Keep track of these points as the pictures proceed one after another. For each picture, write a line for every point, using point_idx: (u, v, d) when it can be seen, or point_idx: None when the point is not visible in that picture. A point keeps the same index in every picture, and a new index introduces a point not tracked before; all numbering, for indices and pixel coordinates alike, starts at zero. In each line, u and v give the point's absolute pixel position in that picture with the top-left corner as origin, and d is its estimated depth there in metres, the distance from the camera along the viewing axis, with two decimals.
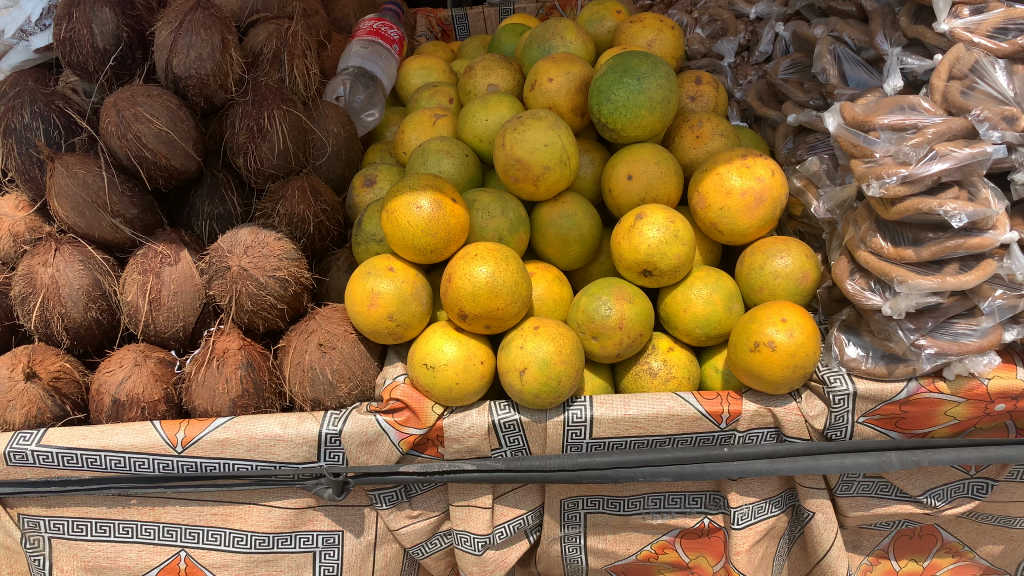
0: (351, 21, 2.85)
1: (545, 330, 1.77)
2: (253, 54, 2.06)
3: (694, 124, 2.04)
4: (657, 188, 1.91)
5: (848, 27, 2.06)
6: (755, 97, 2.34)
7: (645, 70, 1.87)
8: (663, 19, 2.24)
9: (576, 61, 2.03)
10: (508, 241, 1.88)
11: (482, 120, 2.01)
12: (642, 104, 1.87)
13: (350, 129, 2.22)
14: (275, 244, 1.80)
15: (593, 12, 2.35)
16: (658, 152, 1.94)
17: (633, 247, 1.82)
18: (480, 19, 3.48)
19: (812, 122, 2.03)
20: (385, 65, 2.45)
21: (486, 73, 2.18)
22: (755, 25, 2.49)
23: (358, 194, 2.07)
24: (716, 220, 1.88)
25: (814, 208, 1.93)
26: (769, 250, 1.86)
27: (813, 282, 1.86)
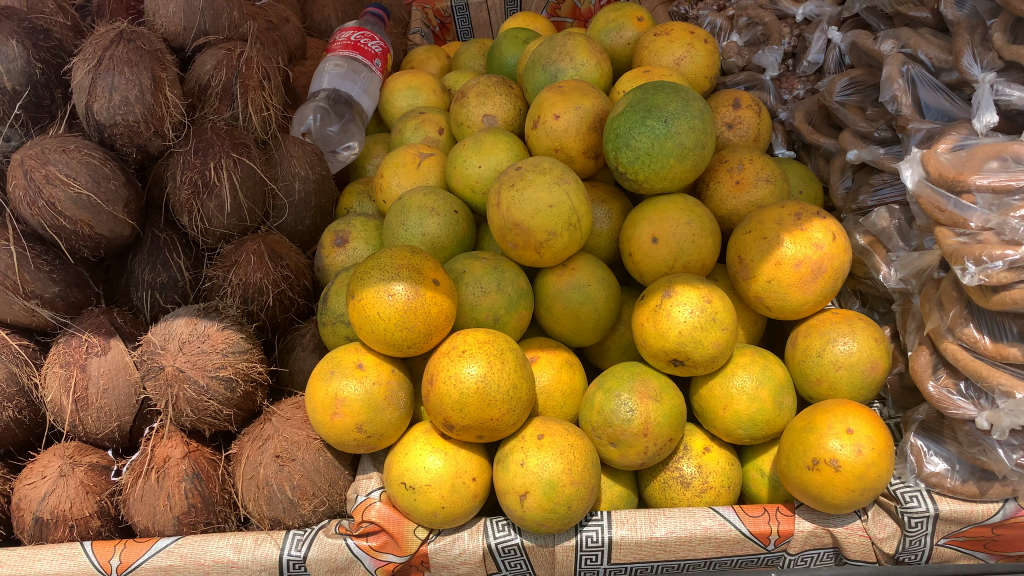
0: (331, 24, 2.50)
1: (551, 439, 1.42)
2: (198, 89, 1.71)
3: (733, 166, 1.67)
4: (689, 254, 1.55)
5: (924, 41, 1.67)
6: (804, 119, 1.96)
7: (673, 108, 1.50)
8: (694, 31, 1.86)
9: (588, 92, 1.67)
10: (506, 322, 1.53)
11: (474, 167, 1.65)
12: (669, 151, 1.50)
13: (323, 169, 1.87)
14: (218, 335, 1.48)
15: (609, 19, 1.97)
16: (690, 206, 1.58)
17: (659, 332, 1.47)
18: (483, 10, 3.10)
19: (879, 162, 1.67)
20: (365, 84, 2.10)
21: (480, 101, 1.82)
22: (802, 29, 2.10)
23: (328, 255, 1.72)
24: (763, 294, 1.53)
25: (884, 275, 1.57)
26: (828, 331, 1.51)
27: (883, 371, 1.51)
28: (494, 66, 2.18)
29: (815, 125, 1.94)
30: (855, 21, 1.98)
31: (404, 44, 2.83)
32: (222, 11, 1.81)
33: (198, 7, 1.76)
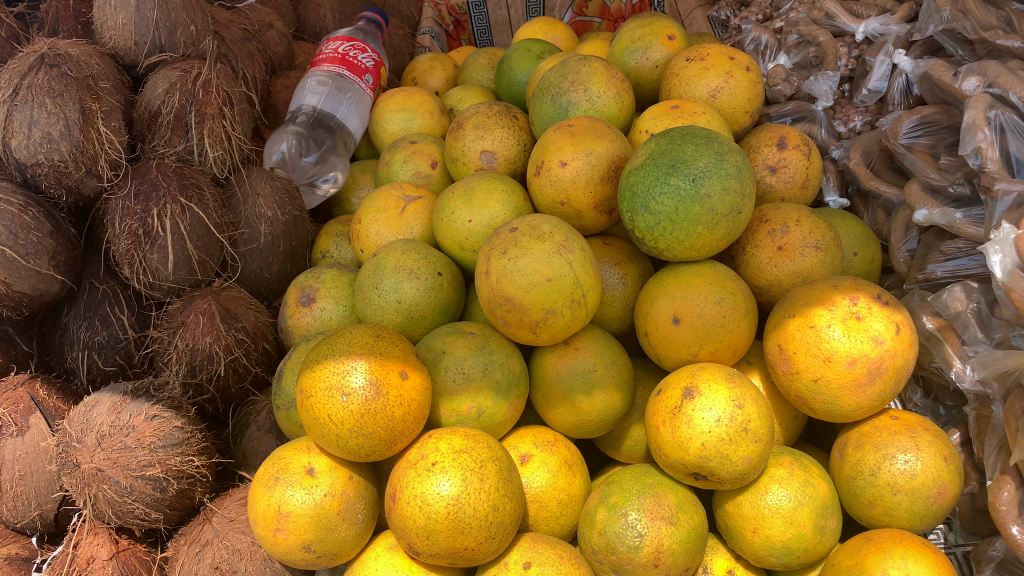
0: (328, 26, 2.27)
1: (539, 570, 1.13)
2: (149, 114, 1.50)
3: (775, 227, 1.39)
4: (718, 339, 1.28)
5: (1017, 79, 1.38)
6: (861, 161, 1.67)
7: (704, 165, 1.23)
8: (734, 56, 1.57)
9: (603, 133, 1.39)
10: (492, 415, 1.26)
11: (463, 220, 1.38)
12: (697, 217, 1.22)
13: (299, 205, 1.63)
14: (146, 426, 1.23)
15: (634, 36, 1.67)
16: (720, 280, 1.31)
17: (677, 442, 1.20)
18: (502, 7, 2.83)
19: (956, 227, 1.39)
20: (357, 99, 1.84)
21: (478, 134, 1.55)
22: (862, 50, 1.81)
23: (292, 314, 1.46)
24: (808, 395, 1.25)
25: (957, 373, 1.29)
26: (885, 443, 1.23)
27: (951, 496, 1.22)
28: (503, 82, 1.90)
29: (875, 168, 1.66)
30: (927, 44, 1.67)
31: (411, 47, 2.57)
32: (179, 24, 1.57)
33: (151, 20, 1.53)
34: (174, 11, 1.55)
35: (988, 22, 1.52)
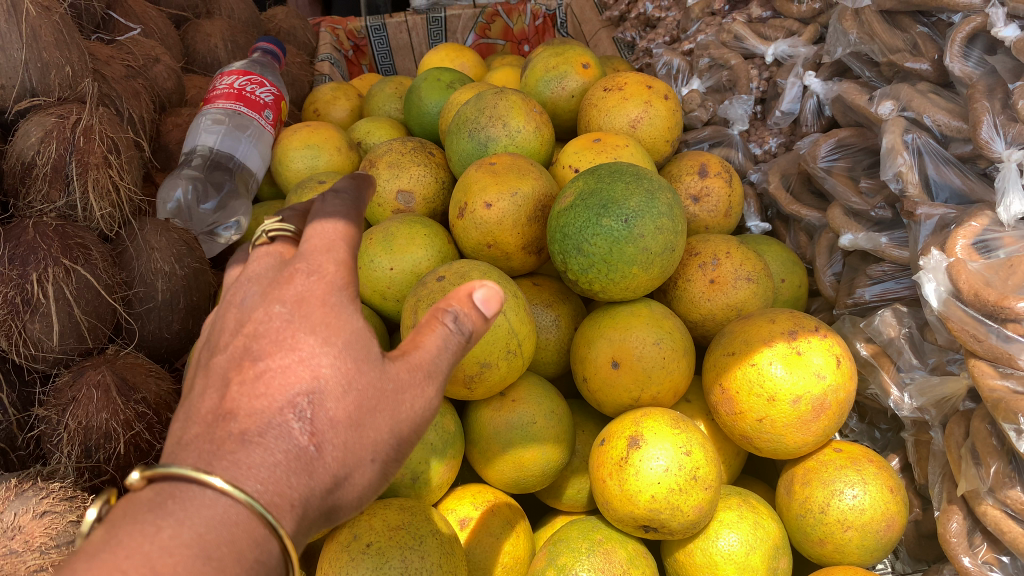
0: (219, 56, 2.13)
1: None
2: (22, 166, 1.36)
3: (706, 260, 1.35)
4: (659, 382, 1.23)
5: (930, 103, 1.40)
6: (781, 184, 1.67)
7: (636, 204, 1.18)
8: (652, 84, 1.54)
9: (527, 171, 1.33)
10: (428, 482, 1.17)
11: (383, 268, 1.29)
12: (632, 258, 1.18)
13: (197, 254, 1.52)
14: (35, 525, 1.09)
15: (548, 65, 1.62)
16: (657, 319, 1.26)
17: (626, 495, 1.13)
18: (403, 30, 2.75)
19: (882, 250, 1.39)
20: (258, 137, 1.72)
21: (392, 173, 1.46)
22: (773, 72, 1.81)
23: None
24: (753, 434, 1.21)
25: (894, 400, 1.28)
26: (832, 478, 1.19)
27: (898, 525, 1.20)
28: (412, 113, 1.81)
29: (794, 192, 1.66)
30: (834, 66, 1.70)
31: (310, 74, 2.46)
32: (52, 65, 1.42)
33: (19, 61, 1.37)
34: (45, 50, 1.40)
35: (895, 45, 1.53)
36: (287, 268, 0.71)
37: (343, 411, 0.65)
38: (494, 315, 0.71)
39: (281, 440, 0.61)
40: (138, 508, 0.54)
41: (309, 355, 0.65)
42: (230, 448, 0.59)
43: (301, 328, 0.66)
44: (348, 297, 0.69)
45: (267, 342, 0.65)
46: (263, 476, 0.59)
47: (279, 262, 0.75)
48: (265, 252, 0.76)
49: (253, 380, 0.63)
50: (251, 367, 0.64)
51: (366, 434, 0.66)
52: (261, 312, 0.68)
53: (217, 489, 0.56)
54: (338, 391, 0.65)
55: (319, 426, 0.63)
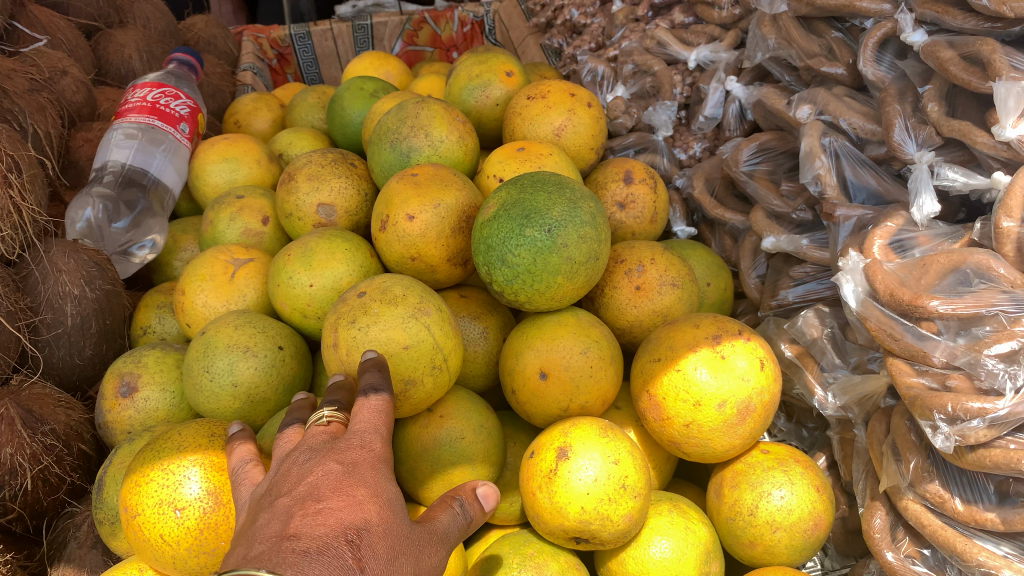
0: (134, 67, 2.06)
1: None
2: None
3: (631, 266, 1.35)
4: (587, 391, 1.22)
5: (845, 106, 1.42)
6: (705, 189, 1.68)
7: (559, 213, 1.17)
8: (575, 92, 1.54)
9: (449, 181, 1.31)
10: None
11: (302, 285, 1.25)
12: (556, 268, 1.16)
13: (109, 274, 1.46)
14: None
15: (471, 73, 1.61)
16: (584, 328, 1.25)
17: (556, 507, 1.12)
18: (328, 38, 2.71)
19: (803, 252, 1.41)
20: (174, 153, 1.67)
21: (313, 186, 1.42)
22: (695, 78, 1.83)
23: (111, 409, 1.28)
24: (681, 440, 1.21)
25: (819, 400, 1.29)
26: (760, 480, 1.20)
27: (826, 524, 1.21)
28: (335, 124, 1.78)
29: (718, 196, 1.68)
30: (754, 70, 1.73)
31: (231, 84, 2.39)
32: None
33: None
34: None
35: (811, 49, 1.56)
36: (340, 442, 0.78)
37: (384, 548, 0.68)
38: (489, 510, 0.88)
39: (336, 560, 0.63)
40: None
41: (364, 502, 0.71)
42: (292, 557, 0.61)
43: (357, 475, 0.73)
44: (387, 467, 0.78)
45: (331, 491, 0.70)
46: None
47: (330, 438, 0.80)
48: (319, 430, 0.82)
49: (311, 514, 0.67)
50: (312, 505, 0.69)
51: (396, 570, 0.69)
52: (317, 474, 0.73)
53: None
54: (368, 533, 0.68)
55: (365, 553, 0.66)
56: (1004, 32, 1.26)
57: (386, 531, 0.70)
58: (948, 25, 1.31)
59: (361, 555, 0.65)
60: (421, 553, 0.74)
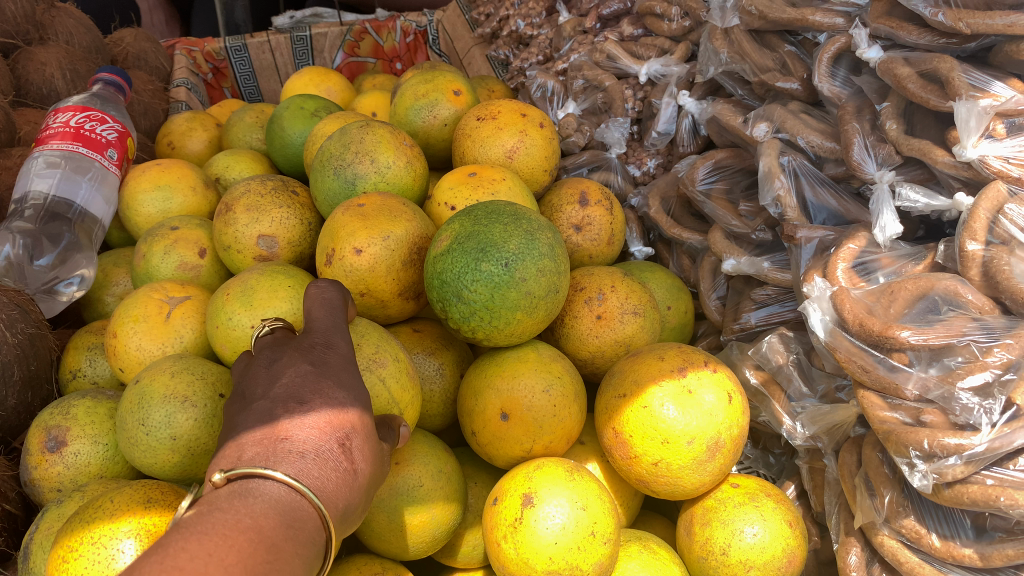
0: (55, 87, 1.94)
1: None
2: None
3: (591, 295, 1.30)
4: (550, 430, 1.17)
5: (802, 124, 1.40)
6: (661, 208, 1.65)
7: (516, 246, 1.11)
8: (526, 112, 1.48)
9: (398, 212, 1.24)
10: None
11: (245, 327, 1.17)
12: (515, 304, 1.11)
13: (33, 317, 1.36)
14: None
15: (417, 92, 1.54)
16: (546, 363, 1.20)
17: (522, 557, 1.07)
18: (266, 50, 2.61)
19: (764, 274, 1.38)
20: (97, 182, 1.55)
21: (252, 217, 1.34)
22: (647, 92, 1.79)
23: (37, 465, 1.18)
24: (649, 478, 1.16)
25: (787, 430, 1.26)
26: (731, 517, 1.16)
27: (799, 559, 1.19)
28: (275, 146, 1.69)
29: (675, 215, 1.64)
30: (707, 84, 1.70)
31: (164, 102, 2.28)
32: None
33: None
34: None
35: (765, 64, 1.53)
36: (303, 341, 0.80)
37: (365, 453, 0.71)
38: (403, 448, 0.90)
39: (331, 464, 0.65)
40: (219, 498, 0.55)
41: (343, 402, 0.71)
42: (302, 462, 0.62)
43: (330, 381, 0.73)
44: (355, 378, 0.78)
45: (322, 394, 0.70)
46: (312, 477, 0.62)
47: (285, 340, 0.81)
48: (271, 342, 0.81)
49: (300, 417, 0.66)
50: (296, 406, 0.67)
51: (374, 471, 0.72)
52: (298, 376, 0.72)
53: (280, 480, 0.58)
54: (356, 438, 0.70)
55: (353, 456, 0.68)
56: (959, 47, 1.24)
57: (365, 436, 0.72)
58: (903, 40, 1.30)
59: (351, 458, 0.68)
60: (382, 459, 0.78)
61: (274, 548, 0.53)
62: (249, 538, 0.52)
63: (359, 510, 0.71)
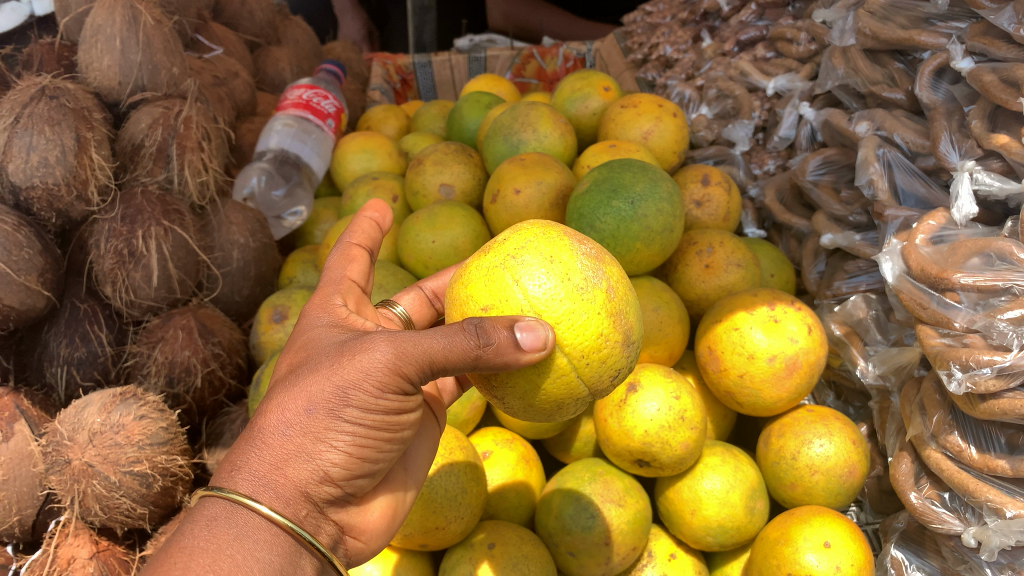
0: (286, 78, 2.44)
1: (504, 548, 1.25)
2: (133, 146, 1.62)
3: (703, 249, 1.58)
4: (656, 340, 1.44)
5: (900, 124, 1.64)
6: (775, 198, 1.91)
7: (640, 188, 1.41)
8: (662, 104, 1.80)
9: (550, 166, 1.58)
10: (456, 414, 1.41)
11: (427, 241, 1.53)
12: (635, 234, 1.40)
13: (265, 234, 1.79)
14: (134, 425, 1.34)
15: (575, 88, 1.89)
16: (657, 292, 1.48)
17: (624, 430, 1.34)
18: (447, 67, 3.04)
19: (854, 246, 1.61)
20: (316, 145, 2.00)
21: (437, 169, 1.71)
22: (773, 103, 2.07)
23: (265, 331, 1.59)
24: (735, 389, 1.41)
25: (861, 369, 1.49)
26: (804, 431, 1.39)
27: (860, 476, 1.39)
28: (455, 130, 2.08)
29: (787, 205, 1.90)
30: (826, 97, 1.95)
31: (362, 99, 2.75)
32: (161, 66, 1.71)
33: (135, 62, 1.65)
34: (155, 55, 1.69)
35: (875, 77, 1.77)
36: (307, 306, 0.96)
37: (301, 402, 0.81)
38: (528, 350, 0.80)
39: (279, 446, 0.80)
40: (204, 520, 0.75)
41: (292, 375, 0.84)
42: (241, 452, 0.81)
43: (305, 358, 0.86)
44: (333, 338, 0.87)
45: (302, 361, 0.86)
46: (263, 489, 0.78)
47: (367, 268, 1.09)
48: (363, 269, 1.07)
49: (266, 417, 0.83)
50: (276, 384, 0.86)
51: (304, 418, 0.80)
52: (341, 316, 0.93)
53: (264, 513, 0.76)
54: (288, 391, 0.82)
55: (280, 417, 0.81)
56: None
57: (310, 375, 0.82)
58: (994, 54, 1.50)
59: (279, 425, 0.80)
60: (359, 377, 0.80)
61: (214, 554, 0.72)
62: (188, 545, 0.72)
63: (317, 466, 0.82)
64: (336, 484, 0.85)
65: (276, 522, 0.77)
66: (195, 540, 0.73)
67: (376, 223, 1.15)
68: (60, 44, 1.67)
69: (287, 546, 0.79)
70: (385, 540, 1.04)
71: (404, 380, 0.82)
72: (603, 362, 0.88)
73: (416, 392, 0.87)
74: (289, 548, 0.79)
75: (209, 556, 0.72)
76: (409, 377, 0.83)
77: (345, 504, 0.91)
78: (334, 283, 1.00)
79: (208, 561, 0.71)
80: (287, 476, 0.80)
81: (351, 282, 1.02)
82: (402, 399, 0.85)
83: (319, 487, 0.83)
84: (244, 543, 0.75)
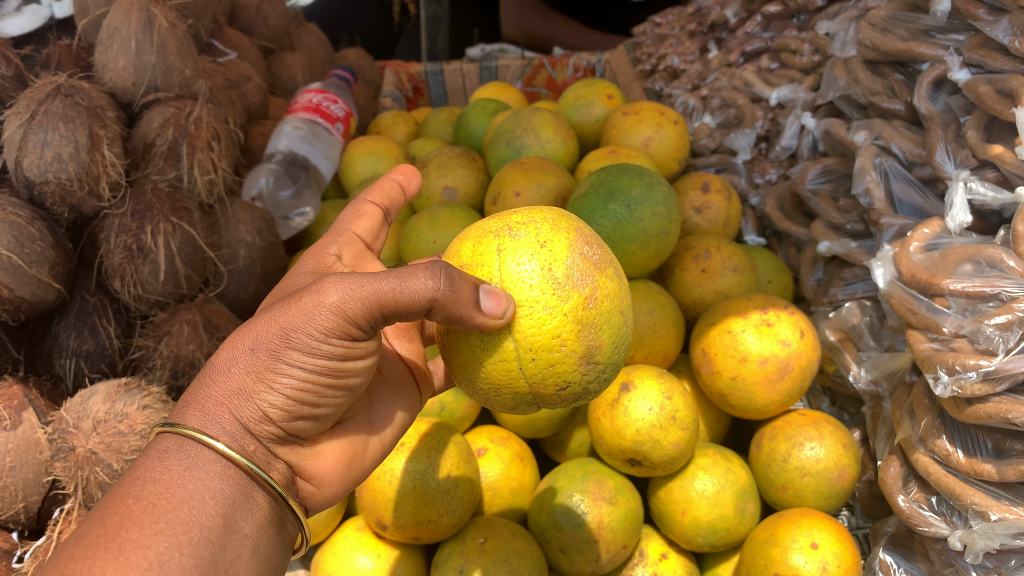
0: (299, 83, 2.49)
1: (495, 542, 1.27)
2: (145, 145, 1.66)
3: (699, 254, 1.60)
4: (651, 342, 1.46)
5: (897, 134, 1.66)
6: (776, 206, 1.95)
7: (636, 192, 1.44)
8: (663, 112, 1.82)
9: (551, 170, 1.61)
10: (453, 410, 1.44)
11: (428, 241, 1.55)
12: (631, 237, 1.42)
13: (271, 234, 1.83)
14: (138, 415, 1.38)
15: (579, 95, 1.92)
16: (653, 295, 1.51)
17: (616, 429, 1.36)
18: (458, 75, 3.09)
19: (850, 254, 1.63)
20: (324, 148, 2.05)
21: (441, 172, 1.75)
22: (776, 113, 2.10)
23: None
24: (727, 391, 1.43)
25: (853, 375, 1.50)
26: (795, 434, 1.41)
27: (851, 480, 1.40)
28: (461, 135, 2.12)
29: (788, 213, 1.93)
30: (828, 107, 1.97)
31: (374, 105, 2.79)
32: (174, 68, 1.76)
33: (150, 63, 1.69)
34: (168, 57, 1.73)
35: (875, 88, 1.78)
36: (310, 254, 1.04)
37: (248, 341, 0.84)
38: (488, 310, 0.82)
39: (234, 390, 0.83)
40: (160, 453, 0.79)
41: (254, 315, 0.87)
42: (195, 386, 0.85)
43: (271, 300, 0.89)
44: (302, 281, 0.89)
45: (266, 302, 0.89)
46: (218, 427, 0.82)
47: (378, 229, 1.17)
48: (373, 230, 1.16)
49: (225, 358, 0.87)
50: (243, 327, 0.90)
51: (253, 356, 0.83)
52: (325, 263, 1.01)
53: (219, 451, 0.80)
54: (242, 329, 0.85)
55: (231, 356, 0.84)
56: None
57: (264, 313, 0.85)
58: (991, 66, 1.51)
59: (228, 361, 0.84)
60: (305, 321, 0.81)
61: (165, 484, 0.75)
62: (140, 478, 0.75)
63: (263, 404, 0.84)
64: (279, 424, 0.88)
65: (225, 456, 0.81)
66: (149, 471, 0.76)
67: (401, 183, 1.25)
68: (78, 46, 1.72)
69: (238, 478, 0.82)
70: (345, 489, 1.05)
71: (351, 326, 0.83)
72: (552, 365, 0.87)
73: (366, 341, 0.88)
74: (243, 483, 0.82)
75: (161, 486, 0.75)
76: (355, 323, 0.83)
77: (295, 443, 0.94)
78: (335, 235, 1.08)
79: (159, 491, 0.74)
80: (230, 411, 0.83)
81: (353, 236, 1.10)
82: (353, 345, 0.86)
83: (262, 426, 0.86)
84: (196, 474, 0.78)
